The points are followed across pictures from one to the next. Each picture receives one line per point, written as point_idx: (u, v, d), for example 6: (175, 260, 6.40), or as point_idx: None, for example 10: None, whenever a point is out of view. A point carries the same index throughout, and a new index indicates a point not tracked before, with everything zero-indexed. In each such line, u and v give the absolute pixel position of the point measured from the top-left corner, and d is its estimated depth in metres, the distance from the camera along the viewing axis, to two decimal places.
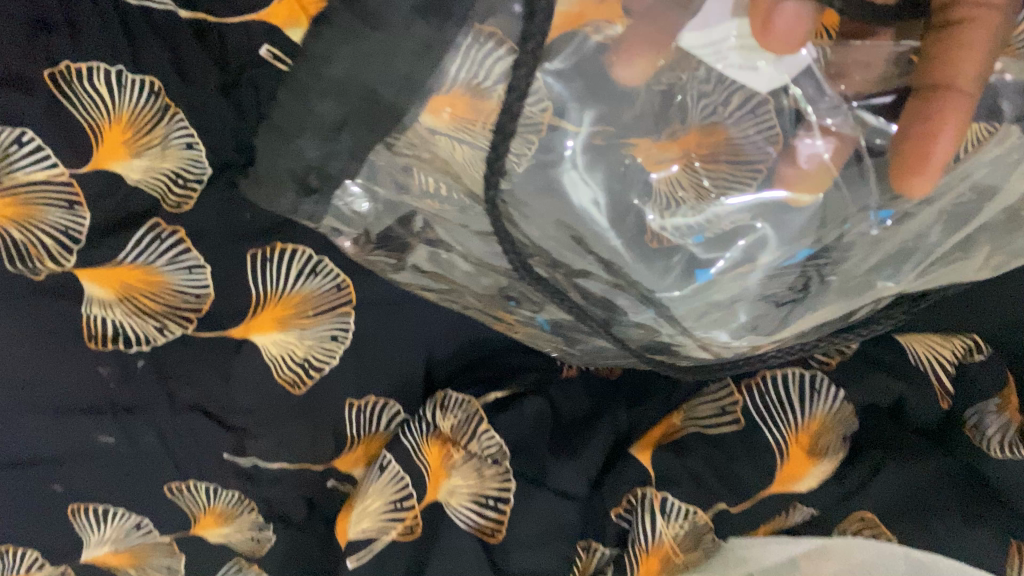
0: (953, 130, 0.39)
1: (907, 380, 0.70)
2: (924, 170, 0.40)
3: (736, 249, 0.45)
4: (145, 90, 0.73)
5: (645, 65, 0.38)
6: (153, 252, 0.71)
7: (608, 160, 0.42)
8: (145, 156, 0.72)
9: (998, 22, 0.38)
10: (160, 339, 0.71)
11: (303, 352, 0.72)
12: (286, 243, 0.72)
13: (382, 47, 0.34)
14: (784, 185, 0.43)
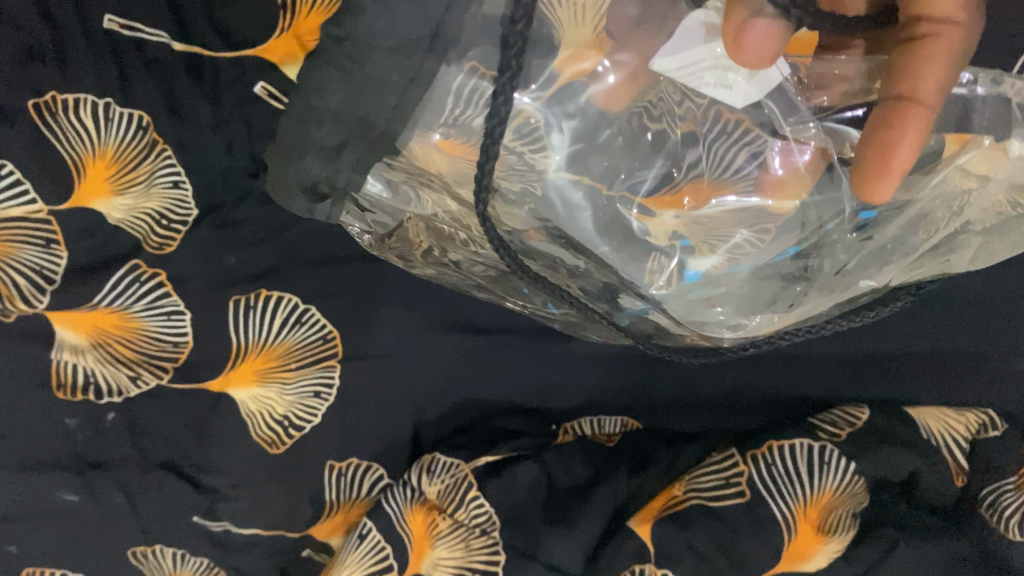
0: (915, 138, 0.38)
1: (923, 455, 0.66)
2: (885, 178, 0.38)
3: (723, 252, 0.43)
4: (133, 124, 0.68)
5: (625, 91, 0.39)
6: (131, 296, 0.67)
7: (591, 169, 0.41)
8: (129, 195, 0.68)
9: (960, 38, 0.38)
10: (133, 390, 0.67)
11: (282, 410, 0.68)
12: (272, 290, 0.68)
13: (371, 83, 0.34)
14: (765, 192, 0.41)
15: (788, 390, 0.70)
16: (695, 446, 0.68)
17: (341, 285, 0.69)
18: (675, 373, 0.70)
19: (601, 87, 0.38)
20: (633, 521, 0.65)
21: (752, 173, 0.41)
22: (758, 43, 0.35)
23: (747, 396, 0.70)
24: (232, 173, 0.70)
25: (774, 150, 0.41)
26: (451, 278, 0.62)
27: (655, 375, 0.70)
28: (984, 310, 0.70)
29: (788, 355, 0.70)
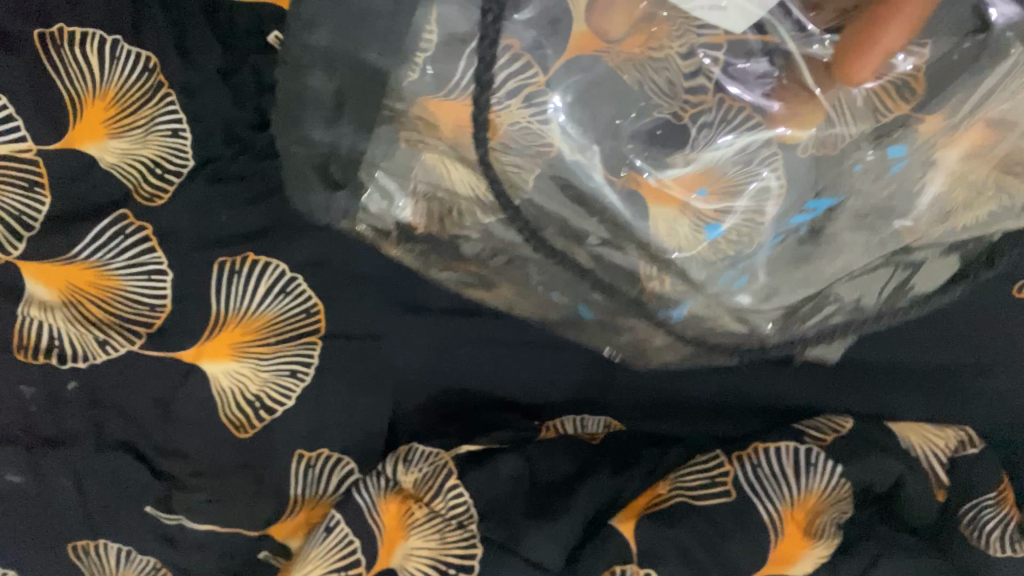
0: (915, 1, 0.30)
1: (907, 462, 0.66)
2: (865, 52, 0.31)
3: (740, 198, 0.39)
4: (139, 66, 0.66)
5: (623, 16, 0.33)
6: (111, 251, 0.64)
7: (604, 99, 0.36)
8: (126, 138, 0.66)
9: None
10: (99, 355, 0.63)
11: (254, 388, 0.65)
12: (259, 255, 0.66)
13: (356, 11, 0.32)
14: (774, 122, 0.36)
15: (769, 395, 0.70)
16: (680, 448, 0.67)
17: (327, 254, 0.68)
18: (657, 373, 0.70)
19: (591, 20, 0.33)
20: (617, 519, 0.62)
21: (756, 124, 0.36)
22: None
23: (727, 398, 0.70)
24: (233, 124, 0.69)
25: (771, 82, 0.35)
26: (468, 284, 0.61)
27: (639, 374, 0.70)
28: (968, 317, 0.70)
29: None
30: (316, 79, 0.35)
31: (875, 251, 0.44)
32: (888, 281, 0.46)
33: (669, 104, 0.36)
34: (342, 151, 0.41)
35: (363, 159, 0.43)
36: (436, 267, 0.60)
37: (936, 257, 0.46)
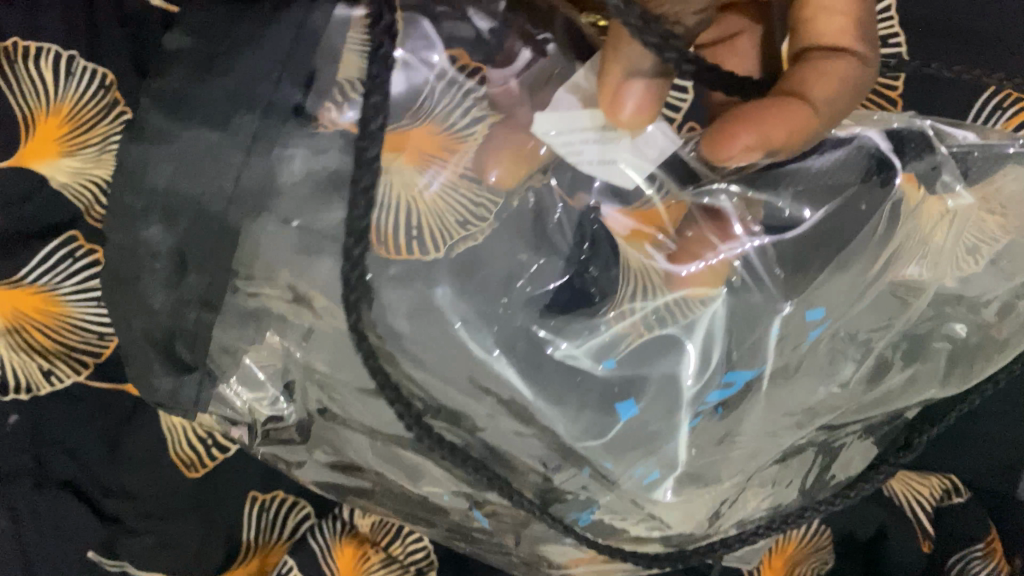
0: (788, 120, 0.42)
1: (887, 507, 0.63)
2: (723, 144, 0.41)
3: (650, 365, 0.41)
4: (97, 83, 0.57)
5: (512, 166, 0.40)
6: (59, 274, 0.58)
7: (488, 288, 0.40)
8: (77, 157, 0.55)
9: (848, 74, 0.46)
10: (44, 387, 0.60)
11: (206, 427, 0.61)
12: None
13: (206, 151, 0.36)
14: (677, 283, 0.41)
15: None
16: None
17: None
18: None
19: (485, 173, 0.40)
20: None
21: (656, 271, 0.41)
22: (632, 100, 0.39)
23: None
24: None
25: (666, 251, 0.41)
26: (348, 479, 0.51)
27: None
28: None
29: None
30: (156, 231, 0.38)
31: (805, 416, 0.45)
32: (807, 469, 0.50)
33: (575, 258, 0.41)
34: (187, 324, 0.41)
35: (210, 334, 0.42)
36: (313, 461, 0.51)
37: (855, 443, 0.51)
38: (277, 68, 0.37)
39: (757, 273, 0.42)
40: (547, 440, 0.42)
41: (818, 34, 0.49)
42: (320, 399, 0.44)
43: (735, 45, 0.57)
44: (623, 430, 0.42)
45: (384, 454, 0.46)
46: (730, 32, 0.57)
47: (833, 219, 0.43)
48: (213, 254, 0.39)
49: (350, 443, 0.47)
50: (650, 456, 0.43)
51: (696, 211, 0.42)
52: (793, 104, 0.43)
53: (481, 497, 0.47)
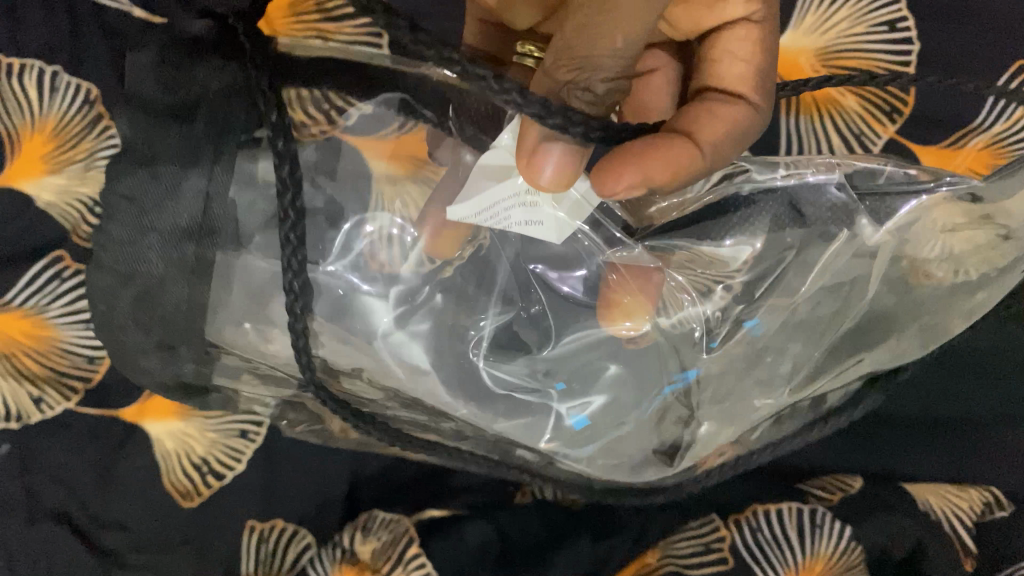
0: (673, 160, 0.40)
1: (918, 518, 0.55)
2: (620, 170, 0.38)
3: (598, 389, 0.46)
4: (81, 97, 0.59)
5: (447, 238, 0.44)
6: (48, 295, 0.58)
7: (436, 320, 0.45)
8: (63, 174, 0.58)
9: (744, 116, 0.46)
10: (33, 415, 0.57)
11: (201, 451, 0.58)
12: None
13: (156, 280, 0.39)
14: (605, 321, 0.46)
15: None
16: (668, 515, 0.57)
17: None
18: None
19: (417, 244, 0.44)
20: None
21: (589, 307, 0.47)
22: (555, 164, 0.35)
23: None
24: None
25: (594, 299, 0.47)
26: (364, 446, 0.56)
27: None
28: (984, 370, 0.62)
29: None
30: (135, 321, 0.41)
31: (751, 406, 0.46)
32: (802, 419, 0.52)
33: (517, 303, 0.47)
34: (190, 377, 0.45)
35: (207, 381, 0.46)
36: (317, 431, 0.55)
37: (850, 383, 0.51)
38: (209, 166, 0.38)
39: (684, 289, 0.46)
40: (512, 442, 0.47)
41: (717, 78, 0.48)
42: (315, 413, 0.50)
43: (648, 83, 0.53)
44: (581, 435, 0.46)
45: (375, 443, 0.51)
46: (643, 69, 0.54)
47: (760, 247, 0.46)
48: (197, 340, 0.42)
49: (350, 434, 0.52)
50: (609, 450, 0.47)
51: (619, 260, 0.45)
52: (678, 144, 0.41)
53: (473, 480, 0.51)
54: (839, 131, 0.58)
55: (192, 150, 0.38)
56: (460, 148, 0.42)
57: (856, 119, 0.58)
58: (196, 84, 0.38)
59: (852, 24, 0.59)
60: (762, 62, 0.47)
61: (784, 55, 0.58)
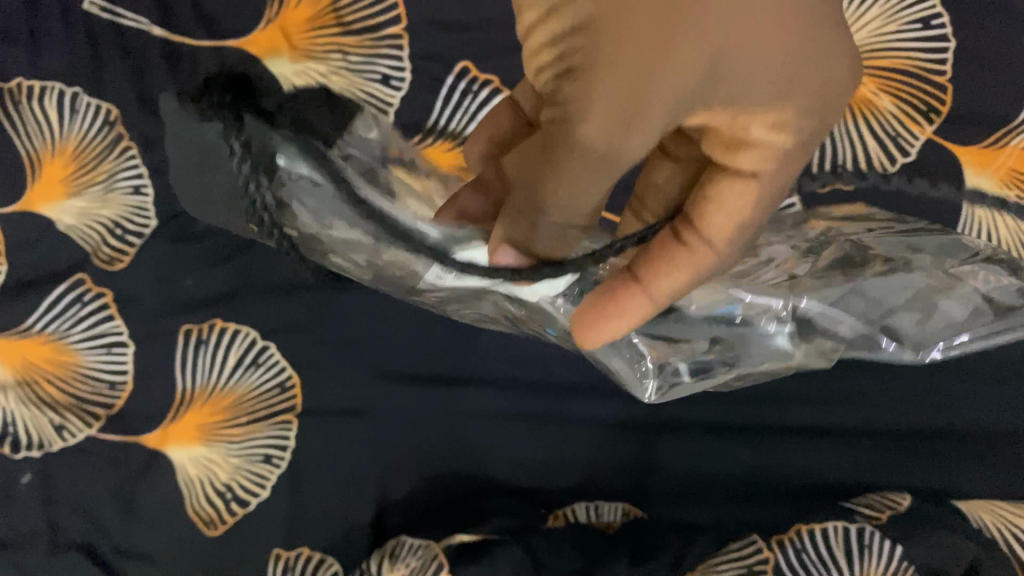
0: (624, 322, 0.35)
1: (970, 538, 0.50)
2: (577, 334, 0.37)
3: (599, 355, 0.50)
4: (99, 119, 0.57)
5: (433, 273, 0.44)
6: (69, 320, 0.56)
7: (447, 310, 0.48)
8: (83, 197, 0.57)
9: (709, 264, 0.33)
10: (56, 443, 0.55)
11: (225, 478, 0.56)
12: (227, 321, 0.57)
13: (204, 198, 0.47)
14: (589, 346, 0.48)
15: (822, 433, 0.57)
16: (707, 538, 0.53)
17: (305, 320, 0.58)
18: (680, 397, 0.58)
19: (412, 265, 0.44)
20: None
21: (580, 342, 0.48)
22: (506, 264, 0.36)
23: (776, 472, 0.56)
24: None
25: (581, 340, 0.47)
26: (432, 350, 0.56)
27: (679, 447, 0.57)
28: None
29: (819, 399, 0.58)
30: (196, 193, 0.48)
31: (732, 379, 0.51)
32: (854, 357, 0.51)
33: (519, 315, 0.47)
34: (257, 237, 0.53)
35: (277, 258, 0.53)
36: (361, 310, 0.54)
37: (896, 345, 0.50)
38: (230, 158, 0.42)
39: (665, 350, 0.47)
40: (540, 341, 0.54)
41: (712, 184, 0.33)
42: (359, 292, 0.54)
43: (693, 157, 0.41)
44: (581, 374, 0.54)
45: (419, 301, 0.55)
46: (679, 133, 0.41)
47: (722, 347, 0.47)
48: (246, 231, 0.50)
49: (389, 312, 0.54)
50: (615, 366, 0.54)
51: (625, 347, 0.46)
52: (627, 299, 0.35)
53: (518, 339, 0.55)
54: (876, 132, 0.56)
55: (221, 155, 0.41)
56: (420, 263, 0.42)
57: (893, 119, 0.56)
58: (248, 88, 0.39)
59: (883, 23, 0.57)
60: (773, 195, 0.32)
61: None
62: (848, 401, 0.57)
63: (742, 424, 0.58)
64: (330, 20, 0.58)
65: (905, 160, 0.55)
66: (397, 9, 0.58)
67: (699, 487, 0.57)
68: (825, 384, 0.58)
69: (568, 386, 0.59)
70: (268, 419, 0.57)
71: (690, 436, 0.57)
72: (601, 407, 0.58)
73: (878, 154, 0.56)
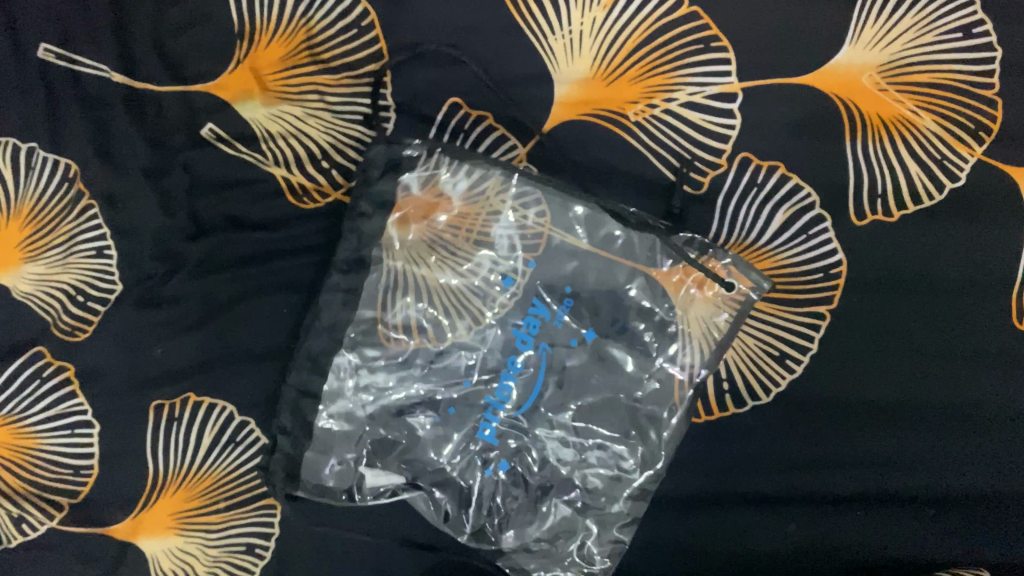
0: None
1: None
2: None
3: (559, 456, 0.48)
4: (54, 173, 0.48)
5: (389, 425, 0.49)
6: (26, 399, 0.49)
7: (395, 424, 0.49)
8: (39, 260, 0.49)
9: None
10: (16, 535, 0.50)
11: (203, 569, 0.51)
12: (202, 394, 0.50)
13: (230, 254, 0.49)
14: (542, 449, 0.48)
15: (885, 501, 0.49)
16: None
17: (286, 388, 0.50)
18: (716, 464, 0.50)
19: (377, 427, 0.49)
20: None
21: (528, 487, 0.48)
22: None
23: (827, 549, 0.49)
24: (165, 234, 0.48)
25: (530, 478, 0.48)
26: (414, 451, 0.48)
27: (714, 522, 0.50)
28: None
29: (880, 461, 0.49)
30: (220, 202, 0.48)
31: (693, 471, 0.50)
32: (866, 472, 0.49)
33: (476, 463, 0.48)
34: (261, 258, 0.49)
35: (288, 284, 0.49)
36: (350, 400, 0.49)
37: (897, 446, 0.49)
38: (276, 290, 0.49)
39: (608, 497, 0.48)
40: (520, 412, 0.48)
41: None
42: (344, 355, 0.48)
43: None
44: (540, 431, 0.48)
45: (397, 369, 0.48)
46: None
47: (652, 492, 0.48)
48: (264, 249, 0.49)
49: (351, 388, 0.48)
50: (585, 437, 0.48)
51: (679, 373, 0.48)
52: None
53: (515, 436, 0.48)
54: (917, 155, 0.48)
55: (257, 287, 0.49)
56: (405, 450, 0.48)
57: (934, 139, 0.48)
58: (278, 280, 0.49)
59: (918, 34, 0.48)
60: None
61: (824, 79, 0.48)
62: (916, 463, 0.48)
63: (787, 493, 0.49)
64: (306, 59, 0.47)
65: (954, 185, 0.48)
66: (378, 44, 0.48)
67: (737, 568, 0.49)
68: (888, 443, 0.49)
69: (564, 483, 0.48)
70: (250, 498, 0.51)
71: (725, 509, 0.50)
72: (601, 506, 0.48)
73: (920, 179, 0.48)
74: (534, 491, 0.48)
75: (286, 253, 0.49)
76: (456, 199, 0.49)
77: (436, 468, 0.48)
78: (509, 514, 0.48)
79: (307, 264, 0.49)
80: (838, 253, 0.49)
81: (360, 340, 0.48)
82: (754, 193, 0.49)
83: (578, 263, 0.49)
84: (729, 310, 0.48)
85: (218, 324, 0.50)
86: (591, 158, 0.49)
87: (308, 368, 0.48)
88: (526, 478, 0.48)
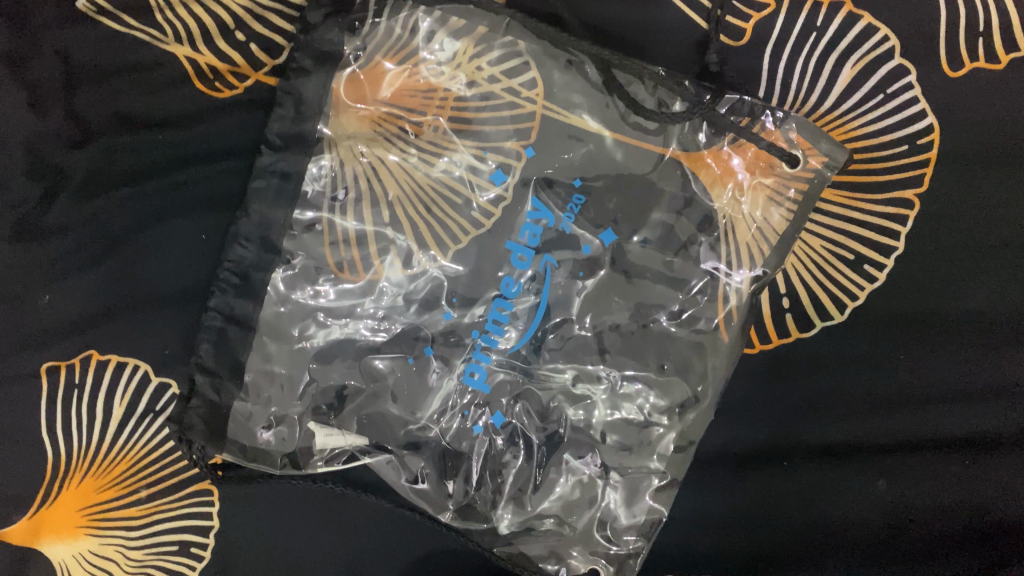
0: None
1: None
2: None
3: (572, 401, 0.37)
4: None
5: (350, 368, 0.37)
6: None
7: (353, 368, 0.37)
8: None
9: None
10: None
11: None
12: (107, 352, 0.38)
13: (133, 165, 0.37)
14: (551, 395, 0.37)
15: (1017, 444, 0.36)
16: None
17: None
18: (780, 407, 0.38)
19: (331, 367, 0.37)
20: None
21: (530, 444, 0.37)
22: None
23: (937, 514, 0.36)
24: (40, 143, 0.37)
25: (530, 433, 0.37)
26: (382, 408, 0.37)
27: (783, 485, 0.38)
28: None
29: (1006, 390, 0.36)
30: (110, 99, 0.37)
31: (754, 418, 0.38)
32: (988, 408, 0.36)
33: (465, 417, 0.37)
34: (167, 169, 0.37)
35: (201, 200, 0.38)
36: (296, 337, 0.37)
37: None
38: (189, 209, 0.37)
39: (631, 455, 0.37)
40: (519, 333, 0.37)
41: None
42: (287, 277, 0.37)
43: None
44: (551, 365, 0.37)
45: (359, 294, 0.37)
46: None
47: (686, 445, 0.37)
48: (170, 157, 0.37)
49: (293, 320, 0.37)
50: (604, 376, 0.36)
51: (728, 284, 0.36)
52: None
53: (515, 378, 0.37)
54: None
55: (164, 206, 0.37)
56: (373, 401, 0.37)
57: None
58: (190, 195, 0.37)
59: None
60: None
61: None
62: None
63: (880, 442, 0.37)
64: None
65: None
66: None
67: (810, 543, 0.37)
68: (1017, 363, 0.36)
69: (580, 435, 0.37)
70: (178, 486, 0.38)
71: (793, 466, 0.38)
72: (626, 464, 0.37)
73: None
74: (537, 450, 0.37)
75: (198, 161, 0.38)
76: (424, 66, 0.37)
77: (411, 427, 0.37)
78: (507, 481, 0.37)
79: (226, 172, 0.38)
80: (928, 117, 0.37)
81: (309, 255, 0.37)
82: (813, 42, 0.37)
83: (592, 148, 0.37)
84: (795, 191, 0.36)
85: (115, 254, 0.37)
86: (591, 9, 0.37)
87: (235, 289, 0.36)
88: (526, 431, 0.37)
